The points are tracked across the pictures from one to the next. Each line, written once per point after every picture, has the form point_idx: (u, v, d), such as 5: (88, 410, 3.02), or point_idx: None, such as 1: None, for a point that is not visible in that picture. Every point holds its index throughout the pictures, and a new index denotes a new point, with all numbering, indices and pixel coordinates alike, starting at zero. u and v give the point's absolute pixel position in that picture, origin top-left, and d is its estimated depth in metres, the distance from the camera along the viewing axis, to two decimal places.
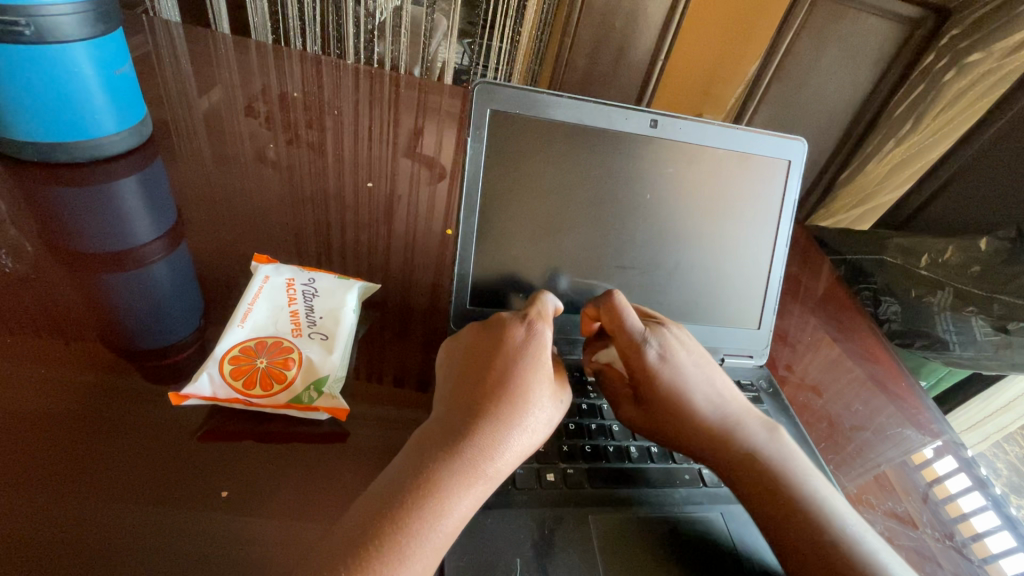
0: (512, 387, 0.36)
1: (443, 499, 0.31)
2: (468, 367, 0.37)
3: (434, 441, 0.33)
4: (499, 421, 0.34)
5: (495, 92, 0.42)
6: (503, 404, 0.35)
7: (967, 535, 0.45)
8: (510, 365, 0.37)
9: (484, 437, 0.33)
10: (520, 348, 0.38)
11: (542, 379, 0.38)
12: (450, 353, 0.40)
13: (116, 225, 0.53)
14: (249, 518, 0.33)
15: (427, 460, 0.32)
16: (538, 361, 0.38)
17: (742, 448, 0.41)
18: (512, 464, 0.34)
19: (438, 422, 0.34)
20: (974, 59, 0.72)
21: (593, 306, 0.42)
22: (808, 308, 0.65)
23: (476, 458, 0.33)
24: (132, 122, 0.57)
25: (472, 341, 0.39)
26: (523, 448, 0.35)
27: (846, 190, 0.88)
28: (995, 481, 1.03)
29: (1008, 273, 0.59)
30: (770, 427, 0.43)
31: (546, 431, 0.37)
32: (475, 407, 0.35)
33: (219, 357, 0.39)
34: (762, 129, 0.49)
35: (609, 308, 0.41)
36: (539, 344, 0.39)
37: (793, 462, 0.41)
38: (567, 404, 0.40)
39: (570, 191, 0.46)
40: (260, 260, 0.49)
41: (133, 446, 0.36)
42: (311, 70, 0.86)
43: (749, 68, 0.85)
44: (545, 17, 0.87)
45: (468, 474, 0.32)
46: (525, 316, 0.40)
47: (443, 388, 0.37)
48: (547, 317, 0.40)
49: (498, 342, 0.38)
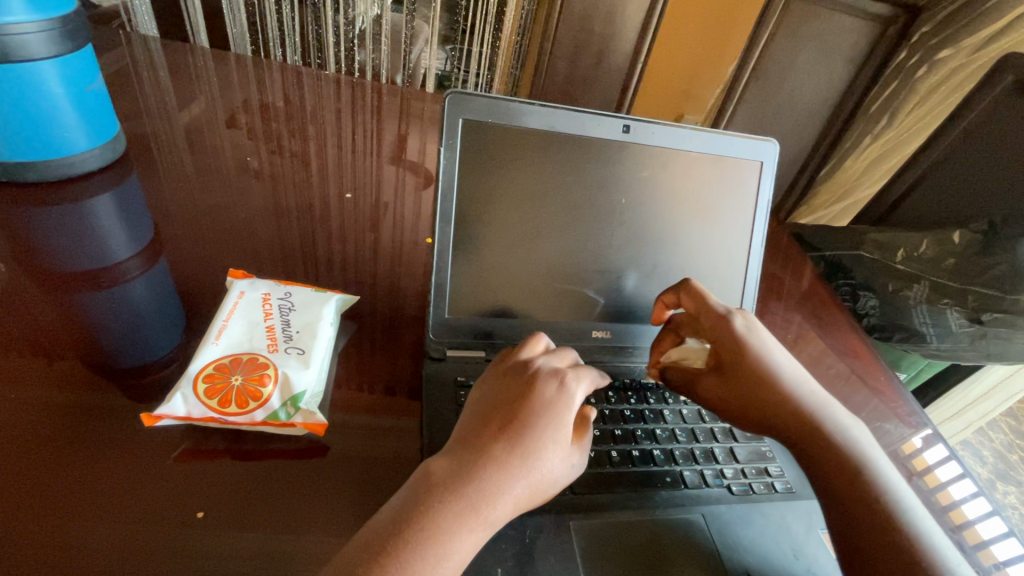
0: (528, 440, 0.32)
1: (442, 542, 0.29)
2: (492, 411, 0.34)
3: (440, 480, 0.30)
4: (507, 471, 0.31)
5: (466, 101, 0.43)
6: (514, 456, 0.32)
7: (955, 522, 0.46)
8: (532, 420, 0.33)
9: (490, 482, 0.31)
10: (548, 406, 0.34)
11: (564, 438, 0.34)
12: (479, 392, 0.37)
13: (94, 243, 0.53)
14: (224, 536, 0.33)
15: (430, 499, 0.30)
16: (562, 422, 0.34)
17: (815, 430, 0.42)
18: (514, 513, 0.32)
19: (448, 462, 0.32)
20: (944, 55, 0.75)
21: (674, 291, 0.47)
22: (790, 306, 0.66)
23: (478, 502, 0.30)
24: (105, 139, 0.57)
25: (501, 385, 0.36)
26: (527, 500, 0.32)
27: (826, 189, 0.91)
28: (982, 468, 1.11)
29: (982, 264, 0.61)
30: (841, 415, 0.43)
31: (555, 489, 0.34)
32: (487, 454, 0.32)
33: (192, 375, 0.38)
34: (732, 130, 0.50)
35: (691, 291, 0.47)
36: (568, 403, 0.35)
37: (863, 450, 0.42)
38: (585, 465, 0.36)
39: (547, 196, 0.46)
40: (235, 275, 0.48)
41: (111, 466, 0.35)
42: (292, 80, 0.86)
43: (727, 68, 0.86)
44: (523, 22, 0.87)
45: (469, 518, 0.30)
46: (558, 372, 0.36)
47: (461, 427, 0.34)
48: (586, 377, 0.37)
49: (523, 396, 0.34)
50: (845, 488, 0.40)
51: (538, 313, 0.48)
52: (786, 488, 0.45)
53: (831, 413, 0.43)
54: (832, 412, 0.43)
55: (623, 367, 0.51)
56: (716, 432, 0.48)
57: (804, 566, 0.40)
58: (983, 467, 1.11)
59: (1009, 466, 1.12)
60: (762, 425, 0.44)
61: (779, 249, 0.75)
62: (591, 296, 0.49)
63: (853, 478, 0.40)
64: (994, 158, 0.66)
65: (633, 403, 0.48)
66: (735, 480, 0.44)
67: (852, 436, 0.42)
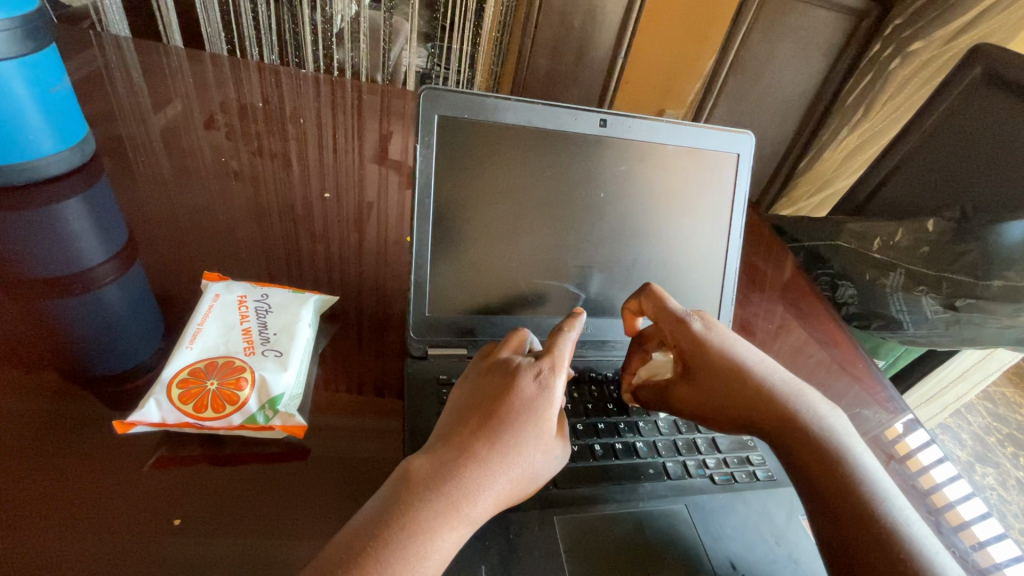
0: (507, 437, 0.32)
1: (423, 541, 0.28)
2: (471, 410, 0.34)
3: (421, 479, 0.30)
4: (487, 468, 0.31)
5: (442, 97, 0.42)
6: (494, 452, 0.32)
7: (937, 505, 0.47)
8: (512, 417, 0.33)
9: (472, 481, 0.31)
10: (526, 405, 0.34)
11: (545, 433, 0.34)
12: (460, 389, 0.37)
13: (65, 248, 0.52)
14: (203, 541, 0.33)
15: (411, 497, 0.29)
16: (542, 420, 0.34)
17: (785, 423, 0.42)
18: (495, 508, 0.32)
19: (428, 458, 0.31)
20: (915, 48, 0.77)
21: (634, 299, 0.46)
22: (772, 297, 0.67)
23: (459, 500, 0.30)
24: (73, 141, 0.56)
25: (480, 382, 0.35)
26: (507, 496, 0.32)
27: (807, 178, 0.92)
28: (961, 452, 1.13)
29: (956, 252, 0.61)
30: (816, 403, 0.44)
31: (537, 483, 0.34)
32: (467, 451, 0.32)
33: (166, 381, 0.37)
34: (708, 124, 0.50)
35: (650, 296, 0.45)
36: (548, 401, 0.35)
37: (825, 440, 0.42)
38: (567, 457, 0.36)
39: (526, 192, 0.46)
40: (210, 279, 0.47)
41: (87, 475, 0.35)
42: (271, 80, 0.84)
43: (708, 61, 0.87)
44: (504, 16, 0.87)
45: (450, 516, 0.30)
46: (536, 366, 0.36)
47: (443, 423, 0.34)
48: (564, 366, 0.36)
49: (503, 393, 0.34)
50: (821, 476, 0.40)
51: (521, 308, 0.48)
52: (768, 476, 0.45)
53: (804, 402, 0.43)
54: (807, 401, 0.43)
55: (606, 361, 0.51)
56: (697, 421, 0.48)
57: (786, 553, 0.40)
58: (961, 450, 1.14)
59: (987, 448, 1.15)
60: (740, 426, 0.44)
61: (760, 241, 0.76)
62: (572, 290, 0.49)
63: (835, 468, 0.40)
64: (966, 146, 0.66)
65: (615, 397, 0.48)
66: (717, 469, 0.45)
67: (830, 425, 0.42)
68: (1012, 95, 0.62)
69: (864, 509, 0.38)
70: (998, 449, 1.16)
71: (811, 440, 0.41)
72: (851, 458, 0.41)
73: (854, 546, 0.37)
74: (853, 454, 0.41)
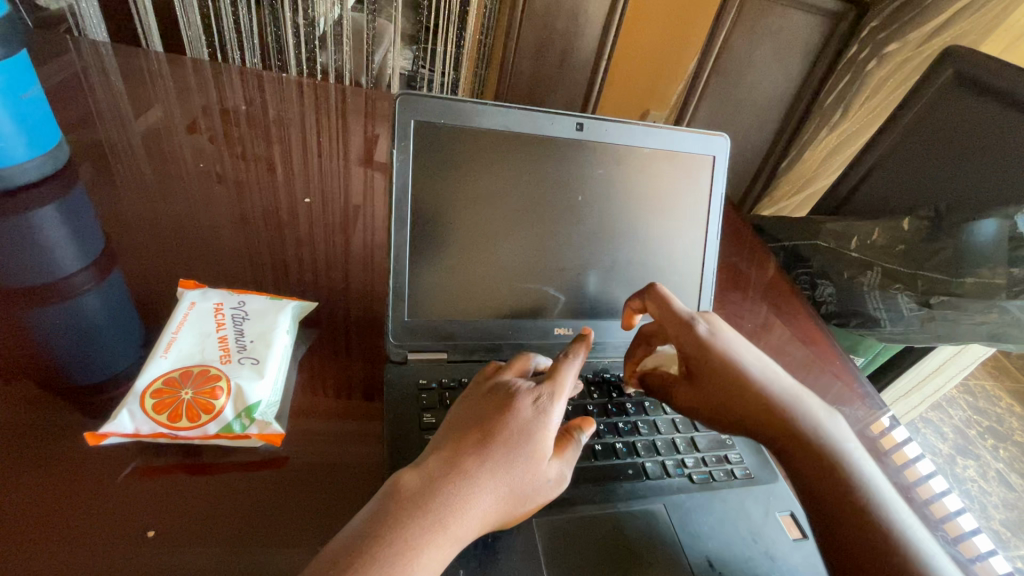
0: (501, 458, 0.32)
1: (409, 558, 0.28)
2: (467, 427, 0.34)
3: (409, 494, 0.30)
4: (477, 485, 0.31)
5: (418, 101, 0.42)
6: (486, 470, 0.32)
7: (922, 497, 0.48)
8: (507, 439, 0.33)
9: (459, 498, 0.31)
10: (523, 428, 0.34)
11: (539, 456, 0.34)
12: (458, 407, 0.36)
13: (40, 257, 0.51)
14: (179, 553, 0.32)
15: (398, 513, 0.29)
16: (539, 445, 0.34)
17: (789, 432, 0.43)
18: (483, 526, 0.32)
19: (420, 473, 0.31)
20: (891, 49, 0.79)
21: (640, 299, 0.48)
22: (752, 296, 0.67)
23: (446, 517, 0.30)
24: (47, 148, 0.55)
25: (477, 404, 0.35)
26: (496, 514, 0.32)
27: (787, 179, 0.95)
28: (942, 445, 1.15)
29: (929, 249, 0.62)
30: (818, 413, 0.44)
31: (529, 505, 0.34)
32: (460, 470, 0.31)
33: (139, 392, 0.37)
34: (684, 126, 0.51)
35: (655, 297, 0.46)
36: (544, 426, 0.34)
37: (833, 445, 0.43)
38: (565, 485, 0.35)
39: (505, 195, 0.46)
40: (186, 286, 0.46)
41: (60, 488, 0.34)
42: (253, 83, 0.84)
43: (691, 62, 0.87)
44: (487, 21, 0.89)
45: (437, 533, 0.29)
46: (536, 391, 0.35)
47: (438, 439, 0.34)
48: (564, 393, 0.36)
49: (500, 414, 0.34)
50: (823, 483, 0.41)
51: (501, 312, 0.48)
52: (746, 474, 0.46)
53: (807, 408, 0.44)
54: (810, 411, 0.44)
55: (586, 362, 0.52)
56: (677, 422, 0.48)
57: (763, 550, 0.41)
58: (942, 443, 1.16)
59: (968, 442, 1.17)
60: (745, 430, 0.44)
61: (742, 240, 0.77)
62: (552, 293, 0.49)
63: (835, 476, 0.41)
64: (939, 147, 0.68)
65: (595, 399, 0.49)
66: (696, 469, 0.45)
67: (829, 432, 0.43)
68: (983, 96, 0.63)
69: (847, 510, 0.40)
70: (978, 441, 1.18)
71: (811, 446, 0.42)
72: (850, 464, 0.42)
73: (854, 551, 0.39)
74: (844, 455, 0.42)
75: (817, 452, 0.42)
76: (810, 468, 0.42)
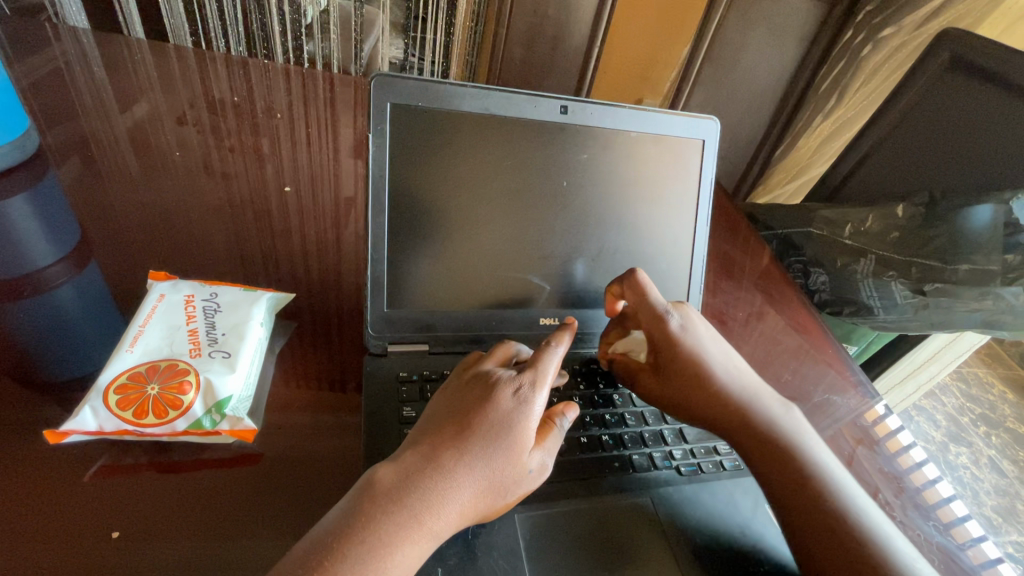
0: (480, 450, 0.31)
1: (383, 555, 0.27)
2: (446, 419, 0.33)
3: (385, 490, 0.29)
4: (456, 479, 0.30)
5: (394, 84, 0.41)
6: (465, 463, 0.31)
7: (916, 484, 0.48)
8: (486, 431, 0.32)
9: (436, 493, 0.30)
10: (503, 419, 0.32)
11: (520, 448, 0.32)
12: (439, 398, 0.35)
13: (10, 250, 0.49)
14: (145, 554, 0.31)
15: (372, 509, 0.28)
16: (521, 435, 0.33)
17: (751, 427, 0.43)
18: (460, 521, 0.31)
19: (396, 468, 0.30)
20: (886, 34, 0.77)
21: (618, 283, 0.45)
22: (744, 284, 0.67)
23: (422, 513, 0.29)
24: (11, 137, 0.53)
25: (457, 395, 0.35)
26: (475, 509, 0.31)
27: (783, 166, 0.94)
28: (935, 432, 1.15)
29: (924, 237, 0.61)
30: (772, 404, 0.45)
31: (510, 498, 0.33)
32: (438, 463, 0.30)
33: (103, 387, 0.35)
34: (671, 110, 0.49)
35: (633, 285, 0.44)
36: (526, 417, 0.33)
37: (792, 437, 0.43)
38: (547, 473, 0.34)
39: (487, 182, 0.45)
40: (156, 278, 0.45)
41: (23, 487, 0.33)
42: (238, 72, 0.82)
43: (682, 50, 0.85)
44: (477, 9, 0.84)
45: (412, 530, 0.28)
46: (517, 380, 0.34)
47: (418, 431, 0.33)
48: (545, 382, 0.35)
49: (477, 405, 0.33)
50: (782, 472, 0.41)
51: (485, 302, 0.47)
52: (735, 465, 0.45)
53: (764, 404, 0.44)
54: (764, 405, 0.44)
55: (573, 353, 0.51)
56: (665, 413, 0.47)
57: (751, 543, 0.40)
58: (936, 431, 1.15)
59: (960, 428, 1.17)
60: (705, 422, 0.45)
61: (733, 228, 0.76)
62: (537, 283, 0.48)
63: (791, 473, 0.41)
64: (936, 133, 0.66)
65: (582, 390, 0.48)
66: (683, 460, 0.45)
67: (782, 426, 0.43)
68: (981, 81, 0.62)
69: (817, 507, 0.39)
70: (970, 429, 1.17)
71: (765, 438, 0.43)
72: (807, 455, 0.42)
73: (810, 536, 0.39)
74: (807, 451, 0.42)
75: (772, 447, 0.42)
76: (766, 463, 0.42)
